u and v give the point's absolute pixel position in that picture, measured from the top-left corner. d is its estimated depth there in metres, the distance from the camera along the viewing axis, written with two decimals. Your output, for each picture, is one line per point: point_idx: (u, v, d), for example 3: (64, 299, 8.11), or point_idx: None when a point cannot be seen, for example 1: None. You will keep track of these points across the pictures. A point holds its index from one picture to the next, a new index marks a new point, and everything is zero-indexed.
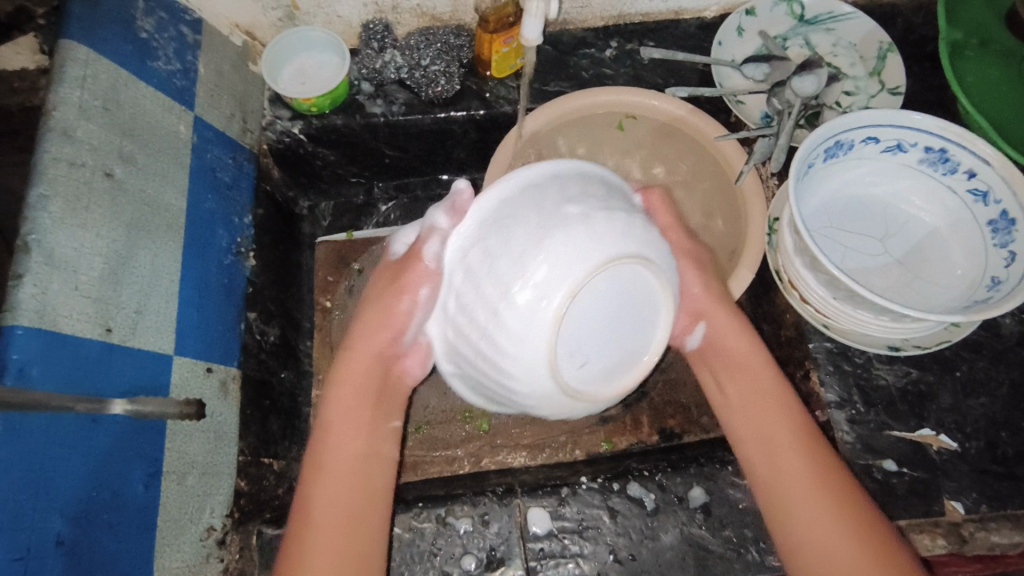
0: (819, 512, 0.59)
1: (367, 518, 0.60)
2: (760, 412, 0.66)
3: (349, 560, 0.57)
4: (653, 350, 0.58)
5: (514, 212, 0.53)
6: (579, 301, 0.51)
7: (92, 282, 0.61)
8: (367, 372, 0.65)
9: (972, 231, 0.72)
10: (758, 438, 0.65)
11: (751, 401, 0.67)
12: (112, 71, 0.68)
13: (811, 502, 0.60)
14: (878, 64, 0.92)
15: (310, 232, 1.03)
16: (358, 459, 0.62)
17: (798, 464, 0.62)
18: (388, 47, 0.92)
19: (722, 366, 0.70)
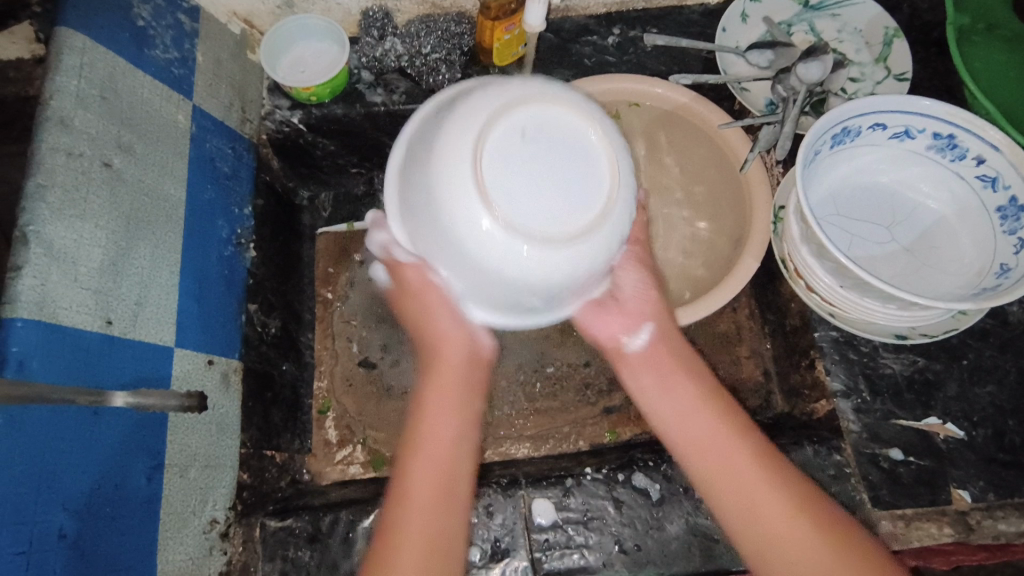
0: (769, 512, 0.57)
1: (456, 500, 0.58)
2: (700, 421, 0.63)
3: (437, 552, 0.54)
4: (605, 166, 0.56)
5: (412, 158, 0.60)
6: (513, 178, 0.54)
7: (92, 274, 0.60)
8: (454, 366, 0.64)
9: (980, 218, 0.72)
10: (707, 447, 0.61)
11: (682, 399, 0.64)
12: (109, 59, 0.67)
13: (767, 506, 0.58)
14: (885, 50, 0.91)
15: (310, 223, 1.02)
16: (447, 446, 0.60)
17: (743, 468, 0.59)
18: (388, 36, 0.92)
19: (662, 369, 0.66)
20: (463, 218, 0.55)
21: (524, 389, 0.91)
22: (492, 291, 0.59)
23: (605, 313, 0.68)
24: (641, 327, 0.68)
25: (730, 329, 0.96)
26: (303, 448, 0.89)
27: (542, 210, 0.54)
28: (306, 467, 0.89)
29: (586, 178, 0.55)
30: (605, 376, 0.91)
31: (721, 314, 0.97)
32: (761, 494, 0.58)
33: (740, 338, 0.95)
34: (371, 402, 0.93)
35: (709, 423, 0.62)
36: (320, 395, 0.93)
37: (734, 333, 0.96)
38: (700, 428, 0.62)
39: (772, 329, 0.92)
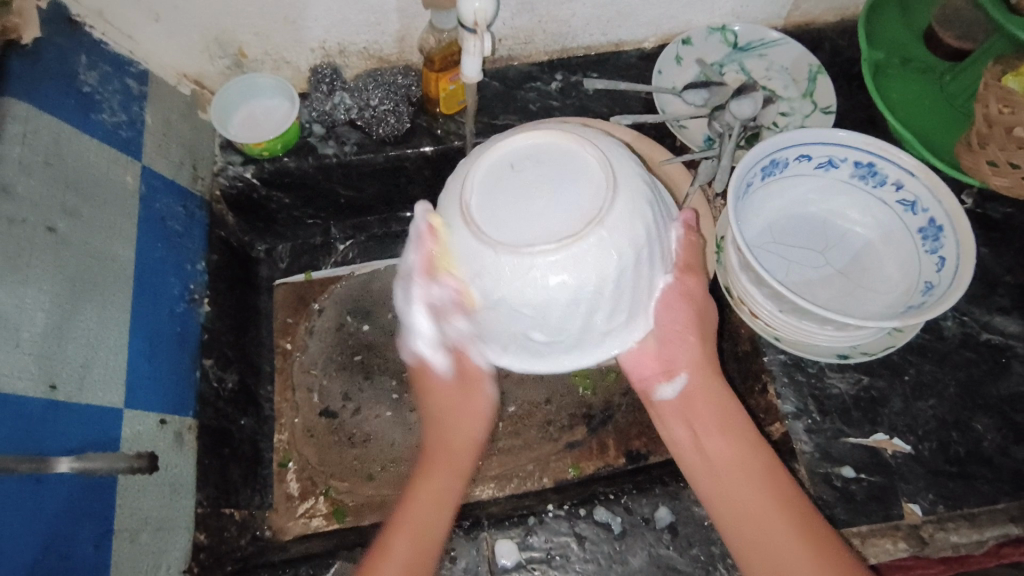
0: (756, 501, 0.64)
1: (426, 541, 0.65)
2: (725, 435, 0.68)
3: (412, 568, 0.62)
4: (557, 158, 0.58)
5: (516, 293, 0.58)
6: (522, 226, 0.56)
7: (36, 339, 0.60)
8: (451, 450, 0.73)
9: (904, 239, 0.76)
10: (721, 439, 0.68)
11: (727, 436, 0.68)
12: (54, 126, 0.68)
13: (742, 491, 0.65)
14: (810, 86, 0.96)
15: (267, 275, 1.03)
16: (433, 519, 0.67)
17: (742, 460, 0.67)
18: (337, 90, 0.94)
19: (705, 412, 0.70)
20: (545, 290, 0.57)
21: None
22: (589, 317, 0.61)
23: (641, 359, 0.70)
24: (676, 373, 0.71)
25: None
26: (264, 504, 0.87)
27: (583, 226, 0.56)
28: (267, 523, 0.86)
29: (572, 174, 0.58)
30: (566, 412, 0.91)
31: None
32: (744, 481, 0.65)
33: None
34: (334, 451, 0.92)
35: (739, 433, 0.68)
36: (281, 447, 0.92)
37: None
38: (719, 433, 0.69)
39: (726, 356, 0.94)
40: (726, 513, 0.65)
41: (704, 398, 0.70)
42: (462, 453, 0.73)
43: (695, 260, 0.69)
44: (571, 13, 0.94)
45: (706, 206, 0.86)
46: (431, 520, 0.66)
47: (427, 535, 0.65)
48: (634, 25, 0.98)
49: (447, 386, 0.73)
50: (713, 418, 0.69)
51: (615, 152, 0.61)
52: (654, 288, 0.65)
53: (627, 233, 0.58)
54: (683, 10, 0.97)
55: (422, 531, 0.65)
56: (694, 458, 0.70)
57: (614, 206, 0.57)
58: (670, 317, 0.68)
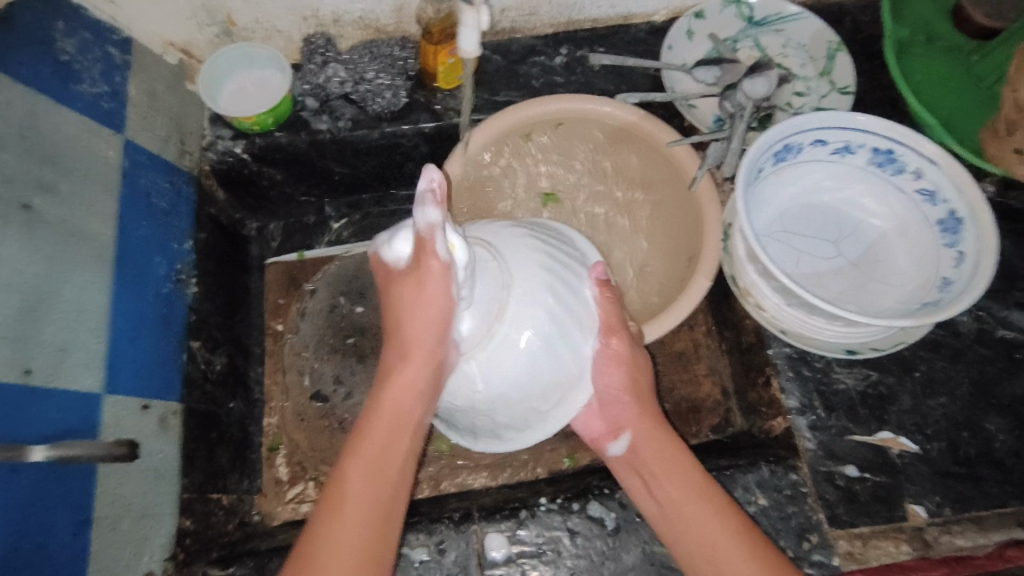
0: (707, 526, 0.62)
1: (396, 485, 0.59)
2: (668, 478, 0.65)
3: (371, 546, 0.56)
4: (521, 248, 0.62)
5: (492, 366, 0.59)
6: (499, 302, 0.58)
7: (9, 321, 0.57)
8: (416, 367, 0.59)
9: (921, 230, 0.72)
10: (666, 481, 0.65)
11: (680, 481, 0.65)
12: (30, 97, 0.65)
13: (700, 520, 0.62)
14: (828, 64, 0.91)
15: (259, 254, 1.00)
16: (385, 487, 0.58)
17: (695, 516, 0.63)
18: (331, 61, 0.90)
19: (648, 466, 0.67)
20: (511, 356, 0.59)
21: None
22: (540, 393, 0.63)
23: (588, 415, 0.71)
24: (622, 431, 0.69)
25: (688, 348, 0.95)
26: (253, 489, 0.86)
27: (549, 306, 0.60)
28: (256, 508, 0.85)
29: (535, 264, 0.61)
30: None
31: (679, 333, 0.96)
32: (690, 505, 0.63)
33: (698, 356, 0.94)
34: (324, 436, 0.90)
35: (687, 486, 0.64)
36: (271, 431, 0.91)
37: (692, 351, 0.95)
38: (663, 476, 0.65)
39: (729, 347, 0.91)
40: (680, 546, 0.63)
41: (652, 444, 0.67)
42: (394, 423, 0.60)
43: (618, 318, 0.67)
44: None
45: (714, 190, 0.81)
46: (387, 507, 0.58)
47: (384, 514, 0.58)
48: None
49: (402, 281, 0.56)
50: (660, 466, 0.66)
51: (504, 239, 0.62)
52: (581, 355, 0.65)
53: (539, 306, 0.59)
54: None
55: (378, 514, 0.57)
56: (649, 503, 0.66)
57: (518, 279, 0.59)
58: (609, 382, 0.67)
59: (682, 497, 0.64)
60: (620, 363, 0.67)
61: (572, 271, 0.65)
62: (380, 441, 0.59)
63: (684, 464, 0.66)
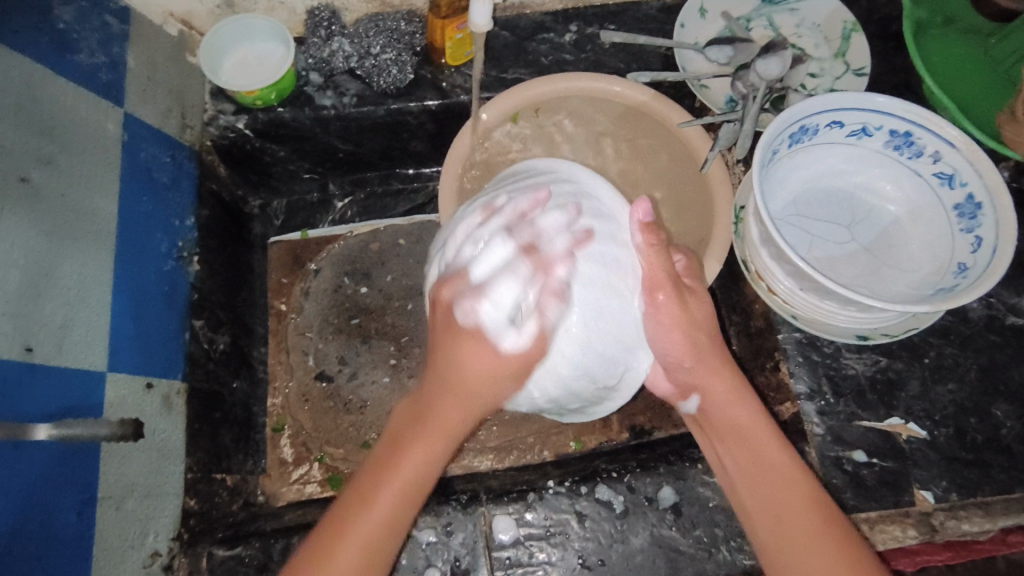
0: (790, 505, 0.59)
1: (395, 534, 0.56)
2: (743, 444, 0.64)
3: None
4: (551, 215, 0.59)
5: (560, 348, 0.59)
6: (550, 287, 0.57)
7: (10, 298, 0.56)
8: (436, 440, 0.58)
9: (937, 215, 0.71)
10: (743, 451, 0.64)
11: (758, 448, 0.63)
12: (26, 66, 0.63)
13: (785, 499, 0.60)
14: (843, 45, 0.89)
15: (261, 233, 0.98)
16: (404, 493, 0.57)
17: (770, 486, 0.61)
18: (335, 35, 0.87)
19: (728, 434, 0.65)
20: (577, 330, 0.59)
21: None
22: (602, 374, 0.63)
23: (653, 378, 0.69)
24: (690, 395, 0.67)
25: None
26: (258, 469, 0.85)
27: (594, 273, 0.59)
28: (261, 488, 0.85)
29: (578, 229, 0.59)
30: None
31: None
32: (774, 485, 0.61)
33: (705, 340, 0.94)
34: (329, 417, 0.90)
35: (765, 452, 0.63)
36: (275, 411, 0.90)
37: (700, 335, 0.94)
38: (748, 454, 0.63)
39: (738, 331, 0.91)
40: (752, 515, 0.62)
41: (728, 407, 0.65)
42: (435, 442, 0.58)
43: (664, 273, 0.62)
44: None
45: (726, 171, 0.81)
46: (402, 514, 0.56)
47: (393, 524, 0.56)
48: None
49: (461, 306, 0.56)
50: (738, 430, 0.64)
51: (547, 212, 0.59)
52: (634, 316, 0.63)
53: (584, 286, 0.58)
54: None
55: (392, 522, 0.56)
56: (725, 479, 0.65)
57: (557, 265, 0.58)
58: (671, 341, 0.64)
59: (757, 468, 0.62)
60: (670, 324, 0.64)
61: (608, 230, 0.61)
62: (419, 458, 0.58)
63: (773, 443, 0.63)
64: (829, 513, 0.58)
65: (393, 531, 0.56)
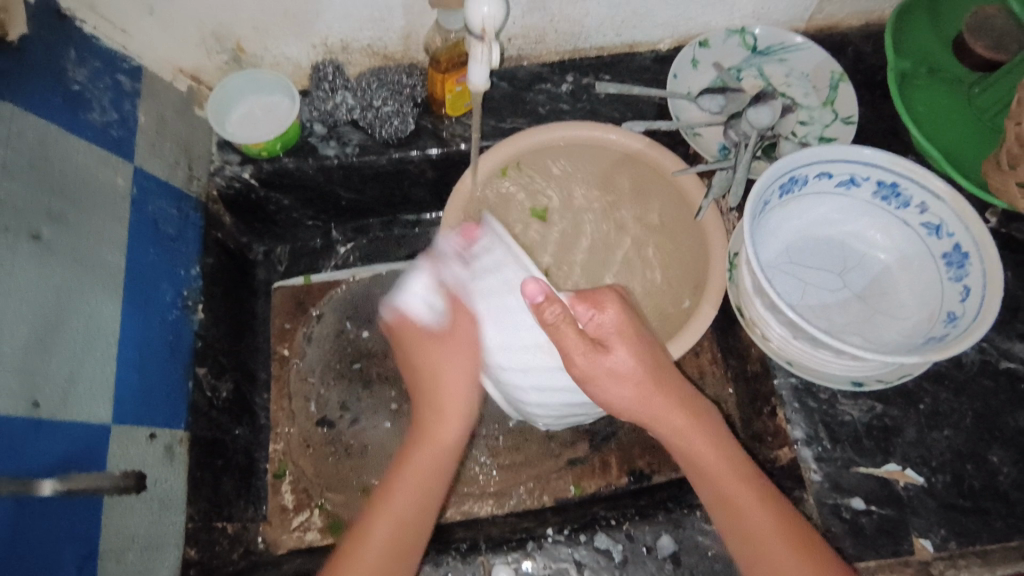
0: (761, 525, 0.62)
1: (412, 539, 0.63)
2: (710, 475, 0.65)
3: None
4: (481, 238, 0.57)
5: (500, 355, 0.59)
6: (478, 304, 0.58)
7: (18, 353, 0.57)
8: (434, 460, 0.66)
9: (926, 263, 0.72)
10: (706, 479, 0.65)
11: (722, 474, 0.65)
12: (41, 127, 0.66)
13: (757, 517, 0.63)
14: (831, 94, 0.92)
15: (265, 278, 1.00)
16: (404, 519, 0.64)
17: (741, 510, 0.63)
18: (339, 89, 0.90)
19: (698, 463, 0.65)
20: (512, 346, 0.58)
21: (486, 443, 0.89)
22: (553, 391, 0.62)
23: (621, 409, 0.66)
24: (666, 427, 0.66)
25: (694, 374, 0.95)
26: (258, 515, 0.86)
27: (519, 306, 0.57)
28: (261, 535, 0.85)
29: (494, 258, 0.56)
30: (568, 428, 0.89)
31: (684, 359, 0.96)
32: (747, 503, 0.63)
33: (703, 383, 0.95)
34: (329, 462, 0.90)
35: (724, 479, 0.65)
36: (276, 457, 0.90)
37: (698, 378, 0.95)
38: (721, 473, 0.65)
39: (735, 374, 0.92)
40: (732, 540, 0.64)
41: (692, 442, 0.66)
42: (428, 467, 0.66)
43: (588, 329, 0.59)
44: (584, 13, 0.90)
45: (720, 219, 0.82)
46: (403, 546, 0.63)
47: (398, 552, 0.62)
48: (648, 25, 0.94)
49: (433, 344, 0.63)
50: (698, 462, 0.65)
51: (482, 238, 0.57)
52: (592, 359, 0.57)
53: (506, 334, 0.58)
54: (700, 12, 0.93)
55: (395, 546, 0.62)
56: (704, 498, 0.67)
57: (482, 291, 0.57)
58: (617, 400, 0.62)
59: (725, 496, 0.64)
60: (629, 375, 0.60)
61: (499, 273, 0.56)
62: (412, 490, 0.65)
63: (742, 465, 0.65)
64: (795, 525, 0.62)
65: (404, 541, 0.63)
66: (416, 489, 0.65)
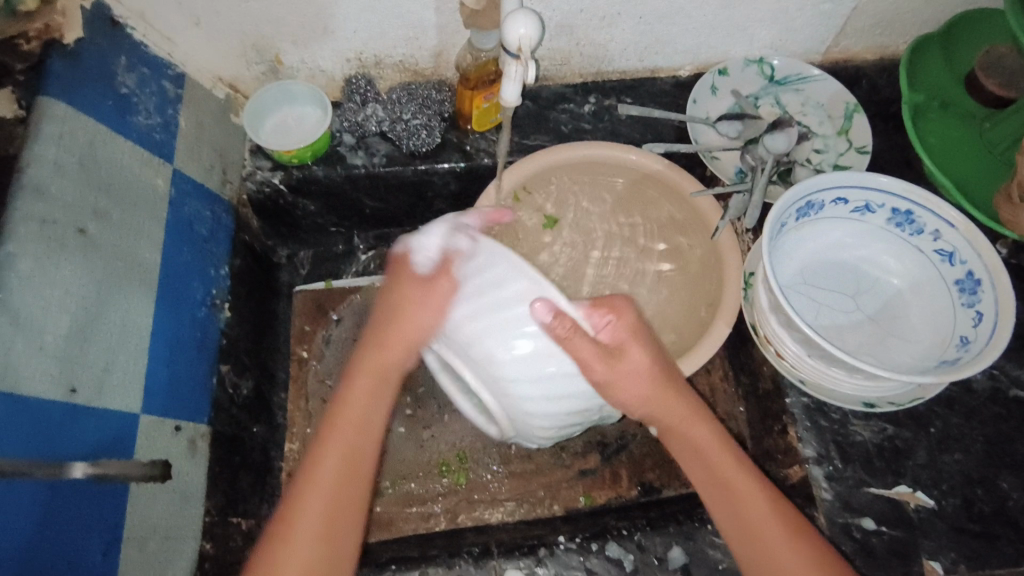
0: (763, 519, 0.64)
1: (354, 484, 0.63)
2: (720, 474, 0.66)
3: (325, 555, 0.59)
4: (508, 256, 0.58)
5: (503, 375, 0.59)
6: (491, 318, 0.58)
7: (60, 342, 0.59)
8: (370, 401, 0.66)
9: (939, 289, 0.74)
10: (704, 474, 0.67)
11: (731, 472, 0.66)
12: (90, 127, 0.69)
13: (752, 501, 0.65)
14: (846, 124, 0.95)
15: (288, 281, 1.03)
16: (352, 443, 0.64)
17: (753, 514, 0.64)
18: (370, 101, 0.94)
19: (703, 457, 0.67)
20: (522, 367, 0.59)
21: (499, 451, 0.90)
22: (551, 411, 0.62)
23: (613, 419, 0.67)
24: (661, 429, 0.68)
25: (705, 391, 0.97)
26: (272, 513, 0.87)
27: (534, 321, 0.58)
28: None
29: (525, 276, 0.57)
30: (580, 439, 0.90)
31: (696, 376, 0.98)
32: (737, 482, 0.66)
33: (715, 400, 0.96)
34: None
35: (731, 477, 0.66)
36: (292, 456, 0.92)
37: (709, 395, 0.97)
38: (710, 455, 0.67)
39: (746, 392, 0.93)
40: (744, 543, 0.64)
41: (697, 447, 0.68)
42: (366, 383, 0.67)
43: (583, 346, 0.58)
44: (609, 38, 0.93)
45: (735, 239, 0.85)
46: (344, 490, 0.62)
47: (353, 474, 0.63)
48: (670, 52, 0.97)
49: (415, 286, 0.63)
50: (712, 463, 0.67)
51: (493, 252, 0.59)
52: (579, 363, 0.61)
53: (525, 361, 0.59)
54: (721, 41, 0.96)
55: (349, 470, 0.63)
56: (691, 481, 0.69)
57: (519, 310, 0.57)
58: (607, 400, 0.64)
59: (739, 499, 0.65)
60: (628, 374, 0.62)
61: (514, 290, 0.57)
62: (359, 405, 0.66)
63: (727, 445, 0.68)
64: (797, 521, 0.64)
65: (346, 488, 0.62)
66: (362, 397, 0.66)
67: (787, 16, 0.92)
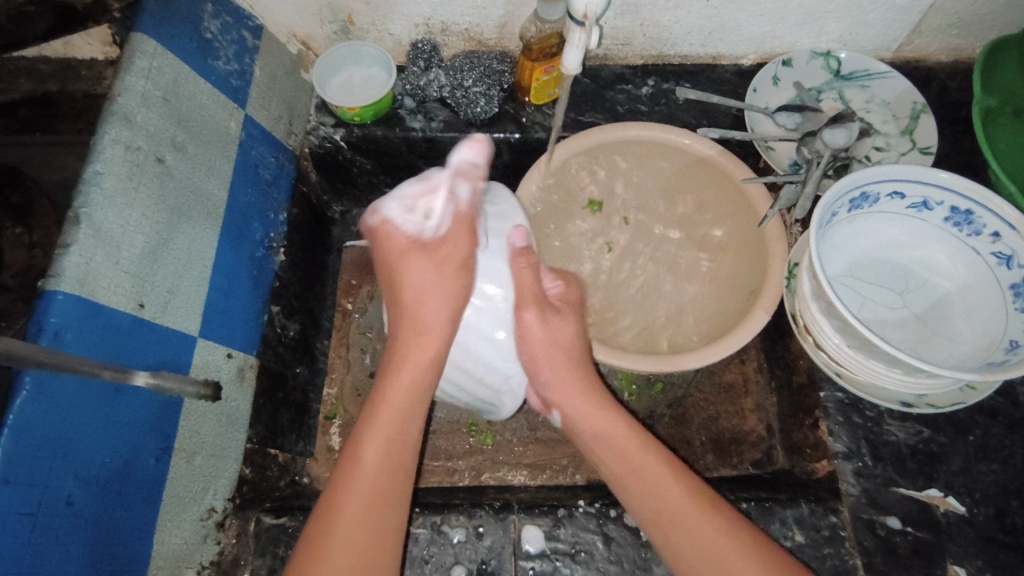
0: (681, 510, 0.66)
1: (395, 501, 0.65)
2: (630, 456, 0.70)
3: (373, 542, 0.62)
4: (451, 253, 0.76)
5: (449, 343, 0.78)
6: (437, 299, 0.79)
7: (133, 259, 0.64)
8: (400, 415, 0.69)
9: (994, 293, 0.72)
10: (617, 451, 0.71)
11: (648, 465, 0.69)
12: (175, 66, 0.73)
13: (660, 488, 0.68)
14: (911, 124, 0.93)
15: (339, 236, 1.07)
16: (387, 462, 0.66)
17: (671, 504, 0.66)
18: (433, 67, 0.95)
19: (609, 441, 0.72)
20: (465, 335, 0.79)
21: (526, 418, 0.93)
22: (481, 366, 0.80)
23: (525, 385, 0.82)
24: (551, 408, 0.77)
25: (736, 380, 0.97)
26: (307, 451, 0.91)
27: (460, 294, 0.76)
28: (307, 470, 0.91)
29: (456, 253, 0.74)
30: None
31: (729, 364, 0.98)
32: (642, 484, 0.69)
33: (746, 391, 0.96)
34: None
35: (654, 476, 0.68)
36: (329, 400, 0.97)
37: (740, 384, 0.97)
38: (616, 439, 0.72)
39: (779, 385, 0.93)
40: (661, 532, 0.66)
41: (625, 448, 0.71)
42: (407, 387, 0.70)
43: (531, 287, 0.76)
44: (674, 20, 0.93)
45: (783, 231, 0.83)
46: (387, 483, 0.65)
47: (387, 496, 0.65)
48: (736, 40, 0.97)
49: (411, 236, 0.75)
50: (625, 453, 0.71)
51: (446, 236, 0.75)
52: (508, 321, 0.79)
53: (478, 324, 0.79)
54: (789, 32, 0.95)
55: (382, 490, 0.65)
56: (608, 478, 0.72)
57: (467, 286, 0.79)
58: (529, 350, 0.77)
59: (656, 483, 0.68)
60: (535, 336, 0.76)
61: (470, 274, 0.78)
62: (398, 405, 0.69)
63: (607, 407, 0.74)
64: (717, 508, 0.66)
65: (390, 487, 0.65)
66: (398, 431, 0.68)
67: (860, 10, 0.90)
